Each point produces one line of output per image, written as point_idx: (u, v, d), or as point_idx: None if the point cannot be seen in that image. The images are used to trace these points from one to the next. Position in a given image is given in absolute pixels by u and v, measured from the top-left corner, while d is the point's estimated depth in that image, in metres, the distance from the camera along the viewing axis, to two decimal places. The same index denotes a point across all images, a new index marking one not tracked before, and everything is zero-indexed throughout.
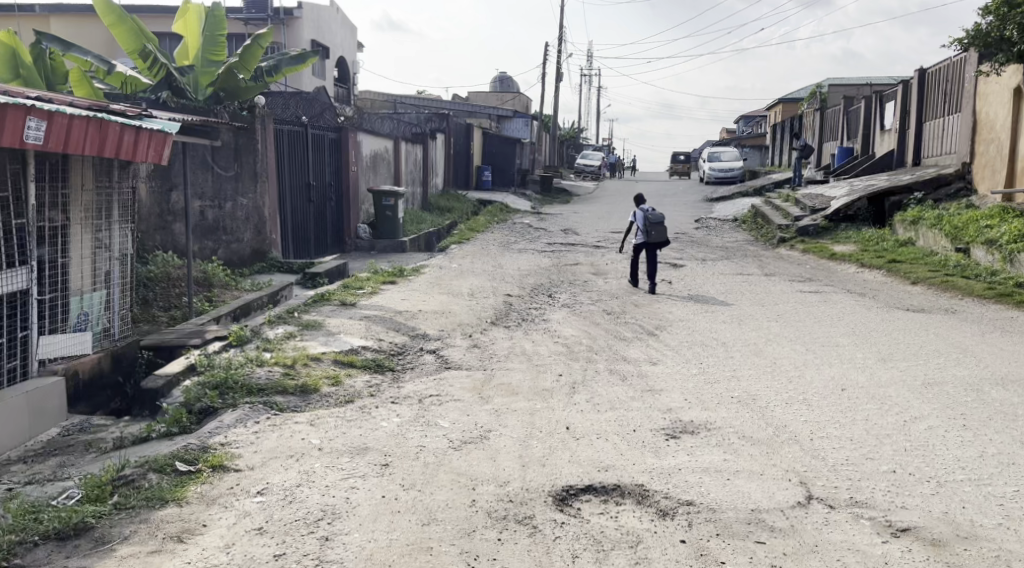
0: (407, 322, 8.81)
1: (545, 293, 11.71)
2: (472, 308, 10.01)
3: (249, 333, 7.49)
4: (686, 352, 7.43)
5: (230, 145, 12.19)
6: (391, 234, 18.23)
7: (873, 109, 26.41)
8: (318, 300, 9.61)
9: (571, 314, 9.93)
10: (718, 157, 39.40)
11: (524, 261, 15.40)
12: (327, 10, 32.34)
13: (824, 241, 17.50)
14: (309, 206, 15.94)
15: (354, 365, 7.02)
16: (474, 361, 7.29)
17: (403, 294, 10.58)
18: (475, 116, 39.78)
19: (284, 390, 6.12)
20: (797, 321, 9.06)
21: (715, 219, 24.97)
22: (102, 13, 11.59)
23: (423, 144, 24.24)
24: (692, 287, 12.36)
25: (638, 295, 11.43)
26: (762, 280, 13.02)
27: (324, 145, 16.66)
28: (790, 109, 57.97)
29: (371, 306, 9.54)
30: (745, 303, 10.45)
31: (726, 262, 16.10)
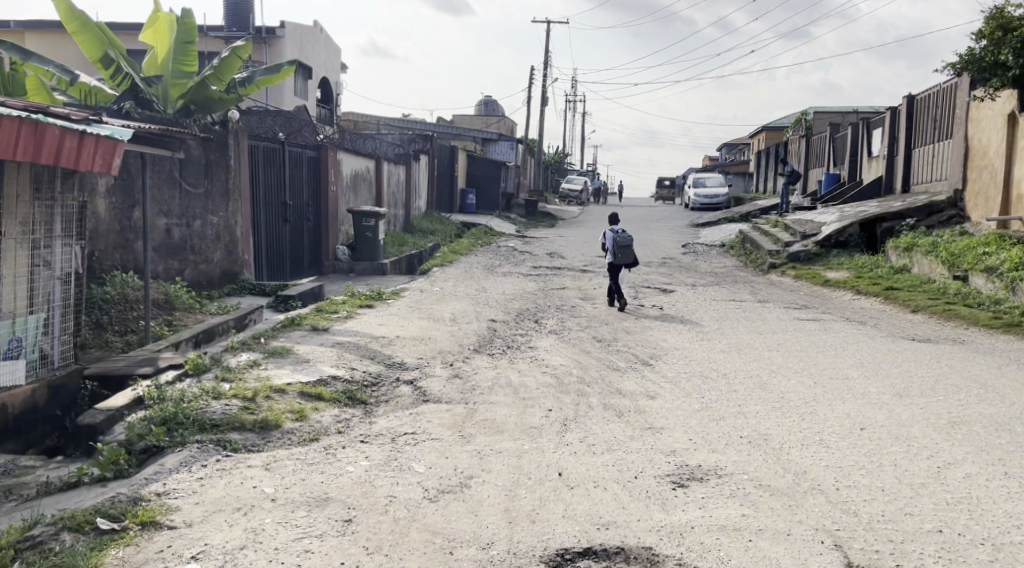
0: (382, 350, 8.18)
1: (530, 319, 11.11)
2: (453, 334, 9.40)
3: (208, 361, 6.88)
4: (686, 384, 6.84)
5: (200, 160, 11.63)
6: (371, 256, 17.63)
7: (861, 135, 26.05)
8: (288, 325, 8.97)
9: (559, 341, 9.32)
10: (703, 183, 39.06)
11: (508, 285, 14.81)
12: (310, 30, 31.88)
13: (816, 267, 17.02)
14: (284, 226, 15.32)
15: (323, 398, 6.38)
16: (456, 393, 6.67)
17: (380, 319, 9.94)
18: (460, 139, 39.36)
19: (241, 426, 5.52)
20: (799, 350, 8.49)
21: (703, 245, 24.53)
22: (64, 18, 11.00)
23: (406, 165, 23.70)
24: (684, 313, 11.80)
25: (629, 321, 10.85)
26: (756, 307, 12.48)
27: (301, 163, 16.07)
28: (775, 135, 58.00)
29: (346, 332, 8.90)
30: (742, 331, 9.87)
31: (717, 288, 15.60)
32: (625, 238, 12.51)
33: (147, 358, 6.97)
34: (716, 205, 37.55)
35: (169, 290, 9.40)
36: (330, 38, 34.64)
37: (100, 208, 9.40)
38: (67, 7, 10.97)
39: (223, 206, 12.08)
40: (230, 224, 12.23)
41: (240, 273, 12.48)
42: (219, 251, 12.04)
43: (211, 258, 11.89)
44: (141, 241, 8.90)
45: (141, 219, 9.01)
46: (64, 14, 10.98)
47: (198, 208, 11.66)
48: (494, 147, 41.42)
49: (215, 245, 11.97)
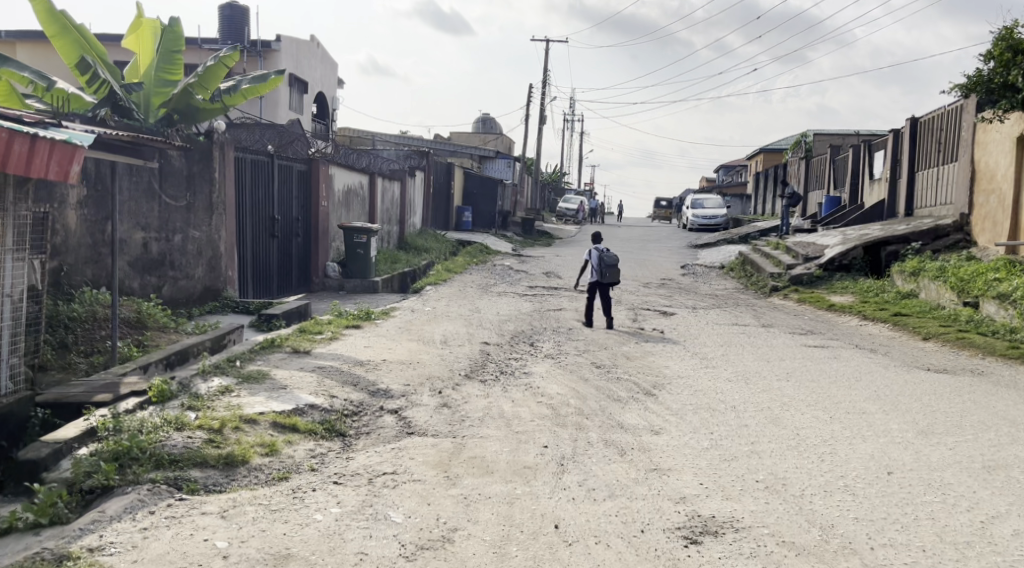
0: (365, 376, 7.64)
1: (525, 342, 10.60)
2: (443, 358, 8.87)
3: (175, 388, 6.37)
4: (691, 417, 6.31)
5: (182, 172, 11.19)
6: (363, 273, 17.12)
7: (863, 157, 25.63)
8: (267, 347, 8.45)
9: (554, 367, 8.79)
10: (701, 203, 38.65)
11: (502, 305, 14.27)
12: (307, 45, 31.51)
13: (820, 290, 16.55)
14: (272, 242, 14.82)
15: (298, 429, 5.86)
16: (443, 425, 6.14)
17: (366, 341, 9.42)
18: (457, 156, 38.95)
19: (202, 462, 5.02)
20: (810, 379, 7.98)
21: (702, 266, 24.08)
22: (42, 21, 10.52)
23: (401, 181, 23.23)
24: (685, 337, 11.28)
25: (628, 346, 10.32)
26: (760, 332, 11.96)
27: (292, 177, 15.60)
28: (773, 156, 57.78)
29: (328, 355, 8.38)
30: (748, 358, 9.35)
31: (719, 311, 15.10)
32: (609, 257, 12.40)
33: (110, 383, 6.47)
34: (715, 226, 37.12)
35: (143, 308, 8.91)
36: (326, 52, 34.27)
37: (71, 222, 8.94)
38: (46, 9, 10.47)
39: (206, 220, 11.61)
40: (214, 239, 11.77)
41: (223, 290, 12.00)
42: (201, 267, 11.57)
43: (192, 274, 11.43)
44: (112, 256, 8.42)
45: (113, 233, 8.54)
46: (42, 15, 10.48)
47: (179, 222, 11.21)
48: (491, 164, 41.04)
49: (196, 261, 11.50)
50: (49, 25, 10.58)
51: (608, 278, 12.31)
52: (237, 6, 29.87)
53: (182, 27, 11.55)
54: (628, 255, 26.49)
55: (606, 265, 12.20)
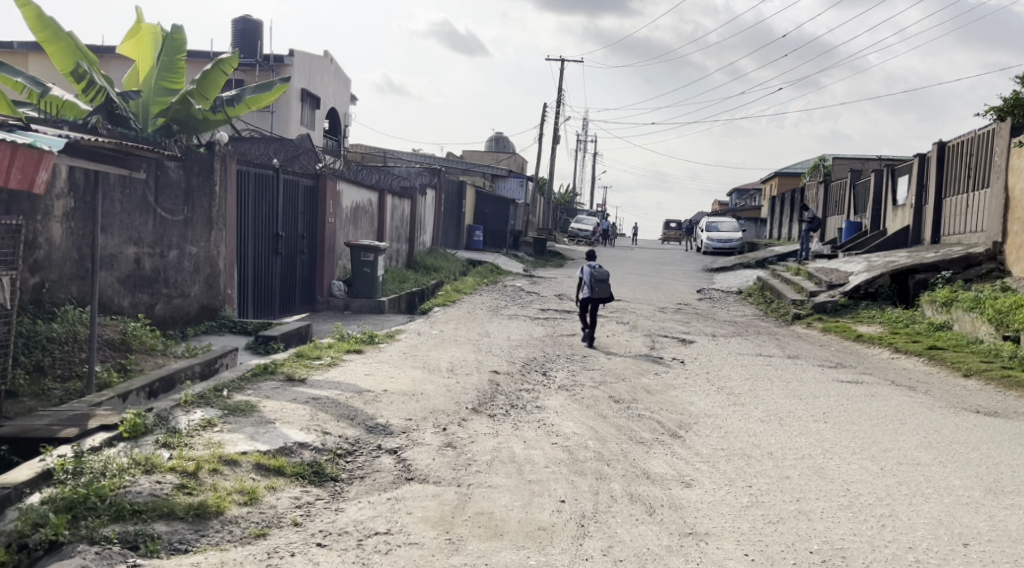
0: (365, 409, 7.00)
1: (537, 371, 9.94)
2: (449, 389, 8.23)
3: (152, 421, 5.76)
4: (725, 466, 5.64)
5: (180, 185, 10.62)
6: (369, 293, 16.51)
7: (886, 182, 24.93)
8: (259, 374, 7.79)
9: (570, 401, 8.13)
10: (716, 226, 37.95)
11: (514, 329, 13.61)
12: (320, 60, 31.15)
13: (845, 320, 15.85)
14: (275, 259, 14.24)
15: (284, 473, 5.24)
16: (448, 470, 5.49)
17: (367, 368, 8.78)
18: (469, 174, 38.48)
19: (169, 512, 4.38)
20: (850, 420, 7.29)
21: (719, 291, 23.40)
22: (33, 27, 9.92)
23: (411, 199, 22.69)
24: (708, 368, 10.61)
25: (649, 378, 9.64)
26: (788, 364, 11.24)
27: (297, 193, 15.04)
28: (789, 181, 57.19)
29: (327, 384, 7.74)
30: (779, 394, 8.67)
31: (740, 339, 14.41)
32: (600, 274, 12.64)
33: (79, 414, 5.84)
34: (730, 250, 36.44)
35: (128, 328, 8.30)
36: (340, 68, 33.92)
37: (56, 235, 8.39)
38: (37, 15, 9.82)
39: (204, 235, 11.06)
40: (212, 255, 11.20)
41: (221, 309, 11.43)
42: (198, 284, 11.01)
43: (188, 292, 10.86)
44: (95, 271, 7.81)
45: (96, 248, 7.91)
46: (33, 21, 9.83)
47: (176, 237, 10.65)
48: (504, 184, 40.55)
49: (193, 278, 10.94)
50: (41, 32, 9.94)
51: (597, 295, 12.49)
52: (250, 21, 29.55)
53: (184, 34, 11.00)
54: (643, 278, 25.83)
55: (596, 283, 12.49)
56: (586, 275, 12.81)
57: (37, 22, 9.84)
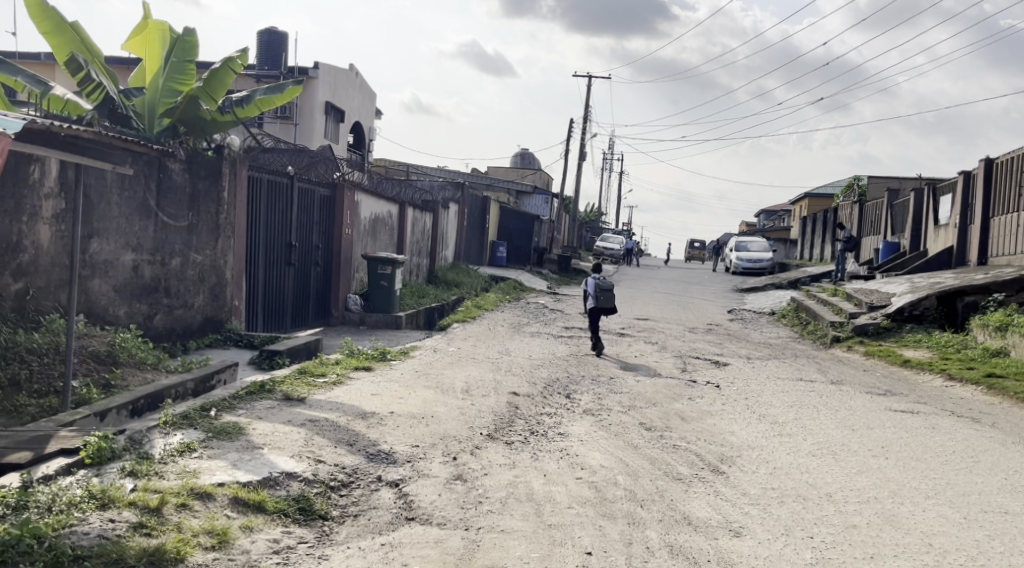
0: (367, 434, 6.27)
1: (561, 393, 9.17)
2: (463, 412, 7.49)
3: (121, 445, 5.06)
4: (778, 511, 4.88)
5: (185, 189, 10.00)
6: (386, 307, 15.87)
7: (926, 201, 23.95)
8: (254, 393, 7.04)
9: (596, 429, 7.36)
10: (746, 246, 36.98)
11: (537, 347, 12.87)
12: (345, 73, 30.71)
13: (888, 344, 14.95)
14: (287, 271, 13.61)
15: (264, 509, 4.51)
16: (455, 510, 4.75)
17: (374, 387, 8.05)
18: (494, 190, 37.93)
19: (119, 562, 3.68)
20: (914, 457, 6.46)
21: (751, 312, 22.53)
22: (34, 17, 9.29)
23: (433, 213, 22.08)
24: (747, 393, 9.77)
25: (683, 405, 8.84)
26: (833, 391, 10.39)
27: (313, 202, 14.43)
28: (818, 201, 56.16)
29: (328, 405, 7.01)
30: (828, 425, 7.84)
31: (778, 362, 13.56)
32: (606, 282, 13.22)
33: (41, 435, 5.15)
34: (759, 270, 35.50)
35: (116, 340, 7.62)
36: (365, 81, 33.48)
37: (45, 237, 7.76)
38: (39, 2, 9.17)
39: (210, 241, 10.44)
40: (218, 264, 10.60)
41: (227, 321, 10.84)
42: (202, 294, 10.39)
43: (191, 303, 10.21)
44: (73, 280, 7.01)
45: (74, 254, 7.11)
46: (34, 9, 9.18)
47: (178, 244, 10.01)
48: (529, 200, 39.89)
49: (197, 288, 10.32)
50: (42, 22, 9.31)
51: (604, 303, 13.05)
52: (275, 32, 29.17)
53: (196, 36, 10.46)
54: (672, 298, 24.98)
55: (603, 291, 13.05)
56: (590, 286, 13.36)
57: (38, 9, 9.20)
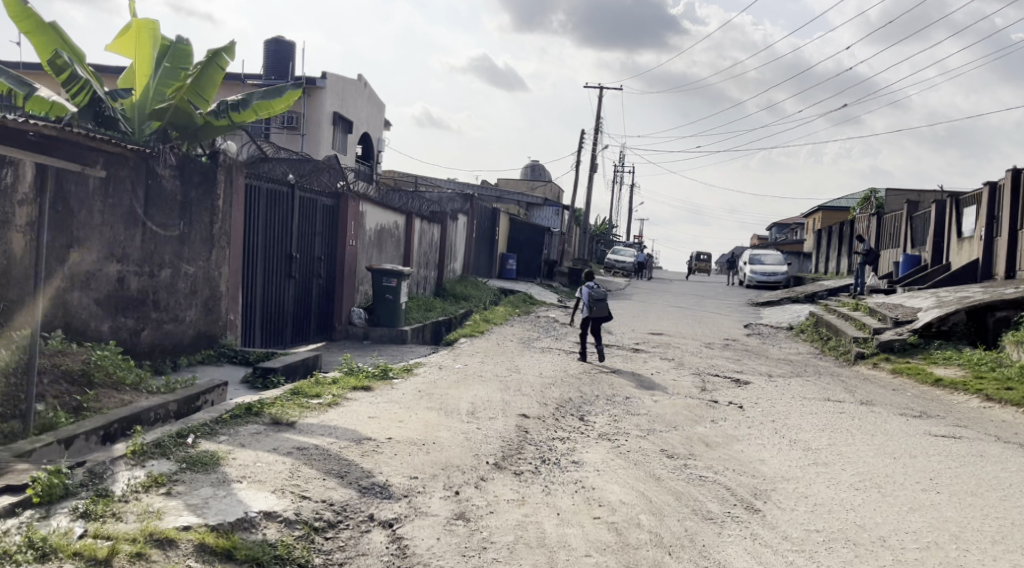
0: (360, 464, 5.65)
1: (574, 415, 8.55)
2: (469, 437, 6.88)
3: (77, 482, 4.49)
4: (827, 561, 4.29)
5: (176, 196, 9.44)
6: (391, 322, 15.29)
7: (949, 213, 23.25)
8: (240, 416, 6.42)
9: (613, 457, 6.72)
10: (761, 259, 36.25)
11: (548, 364, 12.25)
12: (353, 83, 30.26)
13: (916, 361, 14.29)
14: (287, 283, 13.05)
15: (232, 558, 3.94)
16: (456, 561, 4.16)
17: (373, 409, 7.44)
18: (503, 202, 37.39)
19: None
20: (969, 491, 5.81)
21: (768, 327, 21.87)
22: (13, 17, 8.73)
23: (441, 224, 21.52)
24: (773, 415, 9.12)
25: (706, 429, 8.22)
26: (864, 412, 9.75)
27: (316, 211, 13.87)
28: (833, 214, 55.40)
29: (320, 430, 6.40)
30: (866, 453, 7.19)
31: (801, 381, 12.92)
32: (599, 292, 13.42)
33: None
34: (774, 284, 34.83)
35: (93, 358, 7.01)
36: (374, 91, 33.03)
37: (18, 246, 7.21)
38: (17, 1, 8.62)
39: (204, 252, 9.97)
40: (212, 276, 10.13)
41: (221, 335, 10.37)
42: (195, 307, 9.88)
43: (183, 317, 9.67)
44: (36, 287, 6.37)
45: (36, 260, 6.41)
46: (12, 9, 8.64)
47: (169, 255, 9.44)
48: (539, 212, 39.34)
49: (189, 301, 9.79)
50: (21, 22, 8.76)
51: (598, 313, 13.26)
52: (283, 42, 28.72)
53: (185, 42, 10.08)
54: (686, 312, 24.33)
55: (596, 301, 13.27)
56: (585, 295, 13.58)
57: (16, 9, 8.65)
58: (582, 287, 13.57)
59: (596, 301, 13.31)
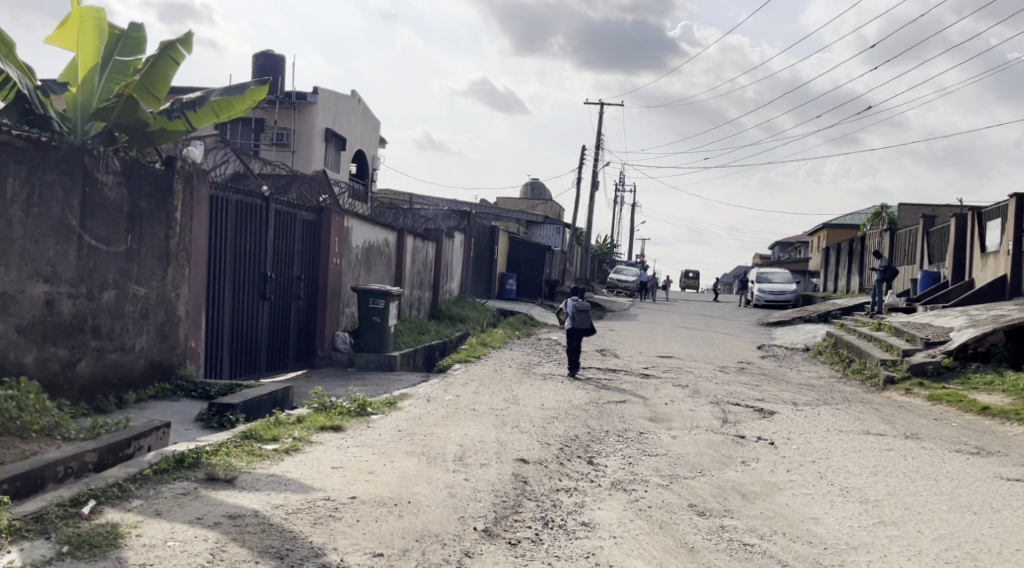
0: (309, 538, 4.38)
1: (581, 457, 7.29)
2: (453, 492, 5.61)
3: None
4: None
5: (123, 207, 8.26)
6: (379, 347, 14.06)
7: (970, 228, 22.06)
8: (166, 471, 5.15)
9: (631, 517, 5.45)
10: (768, 277, 35.03)
11: (550, 393, 11.00)
12: (347, 99, 29.15)
13: (954, 386, 13.02)
14: (262, 306, 11.81)
15: None
16: None
17: (339, 457, 6.17)
18: (502, 220, 36.20)
19: None
20: None
21: (783, 348, 20.64)
22: None
23: (437, 242, 20.36)
24: (814, 454, 7.86)
25: (738, 474, 6.95)
26: (913, 448, 8.50)
27: (294, 228, 12.63)
28: (837, 231, 54.29)
29: (267, 487, 5.12)
30: (938, 506, 5.93)
31: (830, 409, 11.66)
32: (584, 305, 13.79)
33: None
34: (783, 303, 33.62)
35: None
36: (369, 107, 31.92)
37: None
38: None
39: (157, 271, 8.81)
40: (168, 298, 8.98)
41: (179, 365, 9.20)
42: (146, 334, 8.70)
43: (130, 345, 8.46)
44: None
45: None
46: None
47: (113, 273, 8.21)
48: (539, 230, 38.38)
49: (139, 327, 8.61)
50: None
51: (581, 325, 13.60)
52: (272, 55, 27.67)
53: (138, 33, 8.90)
54: (696, 333, 23.08)
55: (580, 313, 13.62)
56: (569, 308, 13.90)
57: None
58: (567, 300, 13.95)
59: (579, 314, 13.66)
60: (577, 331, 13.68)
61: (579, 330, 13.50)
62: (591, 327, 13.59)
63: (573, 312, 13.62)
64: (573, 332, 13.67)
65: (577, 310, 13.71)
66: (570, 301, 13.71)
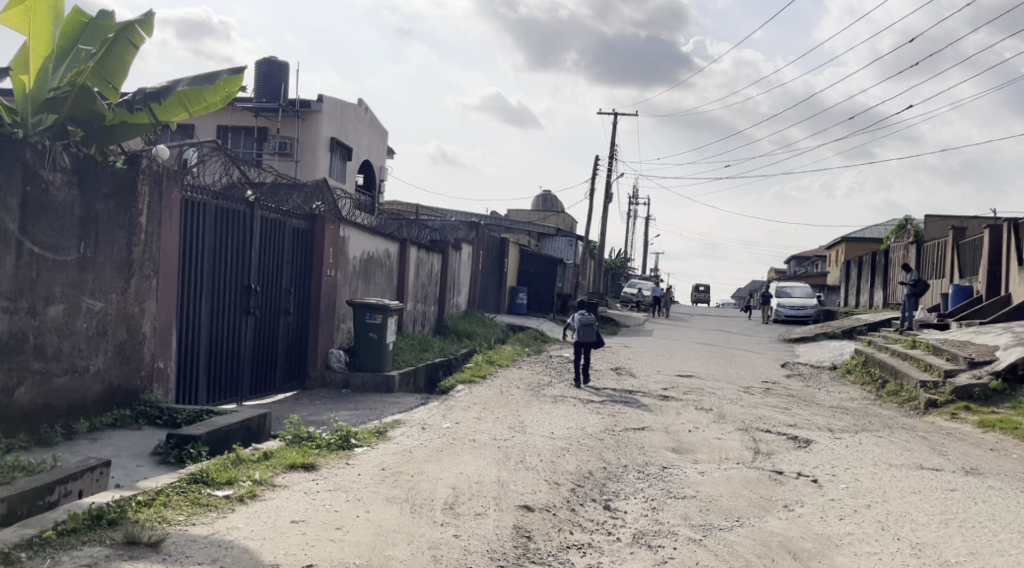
0: None
1: (596, 501, 6.19)
2: (434, 554, 4.55)
3: None
4: None
5: (74, 209, 7.26)
6: (376, 366, 13.00)
7: (1007, 240, 20.84)
8: (74, 532, 4.15)
9: None
10: (788, 291, 33.83)
11: (560, 419, 9.92)
12: (353, 108, 28.20)
13: (1003, 412, 11.84)
14: (245, 321, 10.77)
15: None
16: None
17: (305, 506, 5.14)
18: (513, 232, 35.16)
19: None
20: None
21: (808, 366, 19.47)
22: None
23: (443, 254, 19.32)
24: (868, 497, 6.74)
25: (782, 523, 5.85)
26: (978, 488, 7.36)
27: (283, 236, 11.62)
28: (856, 245, 53.03)
29: (199, 554, 4.11)
30: None
31: (871, 437, 10.52)
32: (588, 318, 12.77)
33: None
34: (804, 319, 32.39)
35: None
36: (376, 117, 30.97)
37: None
38: None
39: (117, 283, 7.80)
40: (130, 313, 7.97)
41: (143, 389, 8.18)
42: (103, 354, 7.69)
43: (85, 367, 7.48)
44: None
45: None
46: None
47: (62, 285, 7.19)
48: (551, 242, 37.44)
49: (96, 346, 7.61)
50: None
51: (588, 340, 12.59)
52: (276, 63, 26.77)
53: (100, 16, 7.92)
54: (716, 350, 21.93)
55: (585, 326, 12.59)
56: (576, 322, 12.89)
57: None
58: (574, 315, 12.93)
59: (585, 329, 12.64)
60: (584, 347, 12.65)
61: (586, 344, 12.49)
62: (599, 342, 12.56)
63: (579, 326, 12.62)
64: (580, 348, 12.65)
65: (583, 324, 12.69)
66: (575, 316, 12.70)
